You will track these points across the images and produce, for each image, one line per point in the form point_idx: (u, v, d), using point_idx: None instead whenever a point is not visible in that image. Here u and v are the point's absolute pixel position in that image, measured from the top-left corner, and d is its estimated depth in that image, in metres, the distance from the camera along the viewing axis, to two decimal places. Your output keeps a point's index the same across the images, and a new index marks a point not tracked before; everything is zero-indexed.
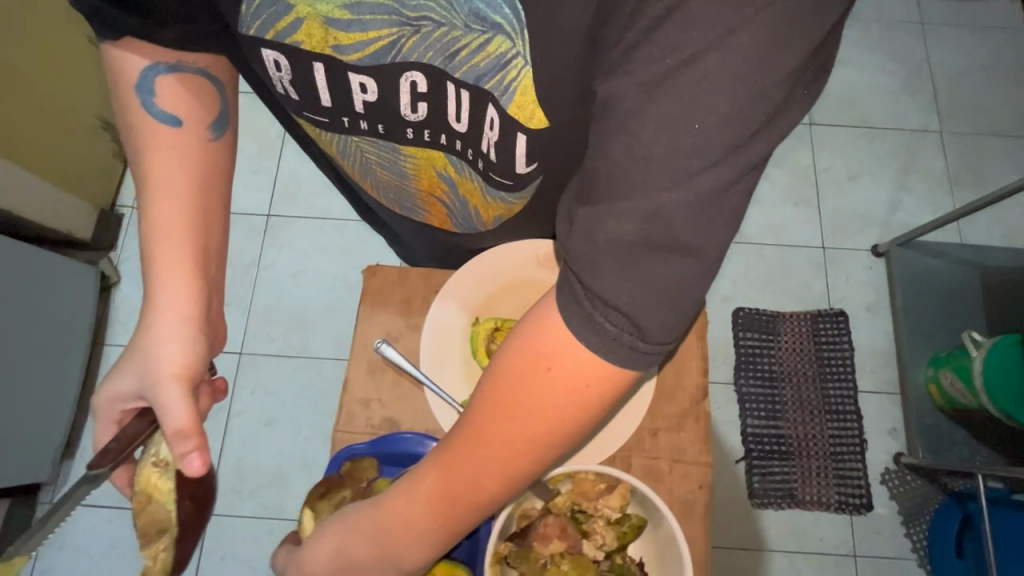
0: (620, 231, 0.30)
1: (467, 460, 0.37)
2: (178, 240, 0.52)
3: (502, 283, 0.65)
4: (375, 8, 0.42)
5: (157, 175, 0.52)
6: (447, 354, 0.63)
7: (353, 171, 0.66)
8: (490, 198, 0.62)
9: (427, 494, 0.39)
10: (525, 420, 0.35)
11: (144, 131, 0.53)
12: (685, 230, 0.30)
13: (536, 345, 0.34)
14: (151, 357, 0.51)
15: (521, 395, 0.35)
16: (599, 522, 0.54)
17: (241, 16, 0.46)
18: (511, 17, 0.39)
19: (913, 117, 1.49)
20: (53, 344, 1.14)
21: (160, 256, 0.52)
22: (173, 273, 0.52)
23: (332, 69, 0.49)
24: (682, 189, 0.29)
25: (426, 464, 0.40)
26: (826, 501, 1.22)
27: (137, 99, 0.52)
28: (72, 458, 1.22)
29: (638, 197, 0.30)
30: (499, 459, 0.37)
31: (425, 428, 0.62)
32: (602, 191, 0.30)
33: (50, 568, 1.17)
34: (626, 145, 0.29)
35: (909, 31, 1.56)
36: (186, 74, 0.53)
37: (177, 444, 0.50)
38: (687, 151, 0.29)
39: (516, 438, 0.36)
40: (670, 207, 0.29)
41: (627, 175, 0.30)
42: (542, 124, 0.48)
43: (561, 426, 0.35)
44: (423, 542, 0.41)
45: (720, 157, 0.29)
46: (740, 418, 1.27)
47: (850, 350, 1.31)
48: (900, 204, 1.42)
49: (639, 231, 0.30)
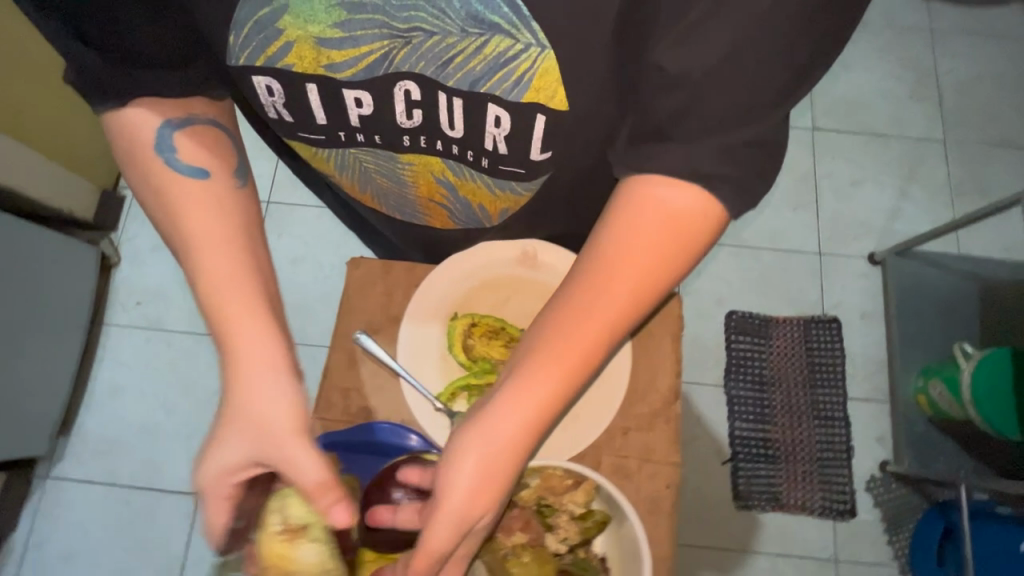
0: (689, 159, 0.40)
1: (548, 360, 0.43)
2: (231, 288, 0.47)
3: (482, 281, 0.67)
4: (366, 24, 0.41)
5: (193, 237, 0.48)
6: (425, 349, 0.64)
7: (350, 185, 0.63)
8: (496, 190, 0.59)
9: (516, 404, 0.43)
10: (635, 260, 0.43)
11: (170, 196, 0.49)
12: (723, 171, 0.40)
13: (635, 207, 0.43)
14: (255, 422, 0.45)
15: (587, 293, 0.43)
16: (563, 516, 0.55)
17: (229, 46, 0.44)
18: (509, 15, 0.40)
19: (918, 124, 1.48)
20: (52, 322, 1.15)
21: (218, 309, 0.47)
22: (234, 326, 0.47)
23: (325, 90, 0.47)
24: (718, 143, 0.39)
25: (539, 336, 0.45)
26: (811, 506, 1.23)
27: (158, 159, 0.49)
28: (68, 434, 1.24)
29: (702, 133, 0.39)
30: (612, 304, 0.43)
31: (400, 417, 0.63)
32: (652, 151, 0.41)
33: (43, 540, 1.19)
34: (674, 113, 0.39)
35: (920, 38, 1.54)
36: (199, 125, 0.51)
37: (320, 499, 0.44)
38: (722, 113, 0.38)
39: (587, 329, 0.43)
40: (707, 158, 0.39)
41: (668, 140, 0.40)
42: (562, 104, 0.47)
43: (661, 266, 0.43)
44: (547, 411, 0.43)
45: (751, 112, 0.38)
46: (728, 421, 1.28)
47: (841, 357, 1.32)
48: (900, 212, 1.42)
49: (684, 176, 0.40)
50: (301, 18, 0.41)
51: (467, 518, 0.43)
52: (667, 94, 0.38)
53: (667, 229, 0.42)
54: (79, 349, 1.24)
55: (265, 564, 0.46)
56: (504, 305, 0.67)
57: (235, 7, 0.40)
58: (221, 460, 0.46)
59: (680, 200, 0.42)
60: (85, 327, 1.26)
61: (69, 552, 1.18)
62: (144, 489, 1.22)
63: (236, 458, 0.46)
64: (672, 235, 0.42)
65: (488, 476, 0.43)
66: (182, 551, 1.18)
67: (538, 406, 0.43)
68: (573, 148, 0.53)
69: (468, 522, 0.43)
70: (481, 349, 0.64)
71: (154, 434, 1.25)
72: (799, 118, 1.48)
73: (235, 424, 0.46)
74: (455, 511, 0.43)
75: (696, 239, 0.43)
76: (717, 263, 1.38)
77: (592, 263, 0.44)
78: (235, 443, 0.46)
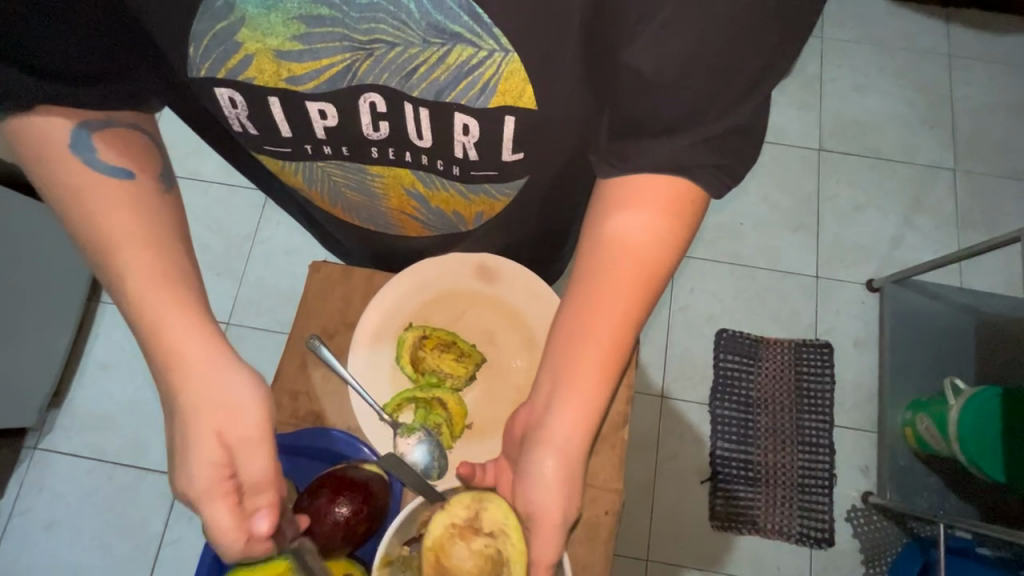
0: (675, 147, 0.43)
1: (590, 373, 0.47)
2: (167, 304, 0.47)
3: (438, 292, 0.67)
4: (326, 36, 0.41)
5: (123, 258, 0.46)
6: (376, 357, 0.65)
7: (322, 199, 0.63)
8: (470, 194, 0.58)
9: (573, 412, 0.47)
10: (640, 259, 0.47)
11: (99, 209, 0.47)
12: (702, 160, 0.43)
13: (630, 207, 0.46)
14: (196, 421, 0.46)
15: (603, 302, 0.47)
16: None
17: (188, 60, 0.44)
18: (471, 24, 0.39)
19: (928, 151, 1.45)
20: (48, 296, 1.17)
21: (167, 337, 0.47)
22: (175, 348, 0.47)
23: (289, 102, 0.47)
24: (696, 136, 0.42)
25: (563, 344, 0.49)
26: (788, 531, 1.21)
27: (75, 162, 0.46)
28: (58, 407, 1.26)
29: (684, 124, 0.42)
30: (626, 302, 0.47)
31: (345, 426, 0.65)
32: (634, 149, 0.44)
33: (27, 509, 1.21)
34: (650, 111, 0.41)
35: (936, 63, 1.51)
36: (121, 129, 0.48)
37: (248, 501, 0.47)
38: (696, 104, 0.41)
39: (619, 337, 0.47)
40: (687, 150, 0.43)
41: (651, 138, 0.43)
42: (532, 102, 0.46)
43: (661, 258, 0.47)
44: (589, 409, 0.47)
45: (722, 104, 0.41)
46: (710, 439, 1.27)
47: (830, 384, 1.30)
48: (902, 240, 1.39)
49: (664, 170, 0.44)
50: (258, 31, 0.41)
51: (564, 518, 0.48)
52: (640, 95, 0.41)
53: (658, 227, 0.46)
54: (73, 323, 1.26)
55: None
56: (460, 317, 0.67)
57: (193, 19, 0.40)
58: (198, 473, 0.45)
59: (657, 195, 0.45)
60: (80, 302, 1.27)
61: (50, 522, 1.21)
62: (128, 466, 1.24)
63: (217, 472, 0.46)
64: (663, 231, 0.46)
65: (569, 477, 0.48)
66: (159, 530, 1.20)
67: (588, 413, 0.47)
68: (552, 152, 0.54)
69: (566, 519, 0.48)
70: (431, 363, 0.64)
71: (141, 413, 1.27)
72: (806, 137, 1.46)
73: (200, 444, 0.46)
74: (556, 518, 0.47)
75: (685, 224, 0.47)
76: (711, 279, 1.37)
77: (600, 275, 0.47)
78: (206, 458, 0.45)
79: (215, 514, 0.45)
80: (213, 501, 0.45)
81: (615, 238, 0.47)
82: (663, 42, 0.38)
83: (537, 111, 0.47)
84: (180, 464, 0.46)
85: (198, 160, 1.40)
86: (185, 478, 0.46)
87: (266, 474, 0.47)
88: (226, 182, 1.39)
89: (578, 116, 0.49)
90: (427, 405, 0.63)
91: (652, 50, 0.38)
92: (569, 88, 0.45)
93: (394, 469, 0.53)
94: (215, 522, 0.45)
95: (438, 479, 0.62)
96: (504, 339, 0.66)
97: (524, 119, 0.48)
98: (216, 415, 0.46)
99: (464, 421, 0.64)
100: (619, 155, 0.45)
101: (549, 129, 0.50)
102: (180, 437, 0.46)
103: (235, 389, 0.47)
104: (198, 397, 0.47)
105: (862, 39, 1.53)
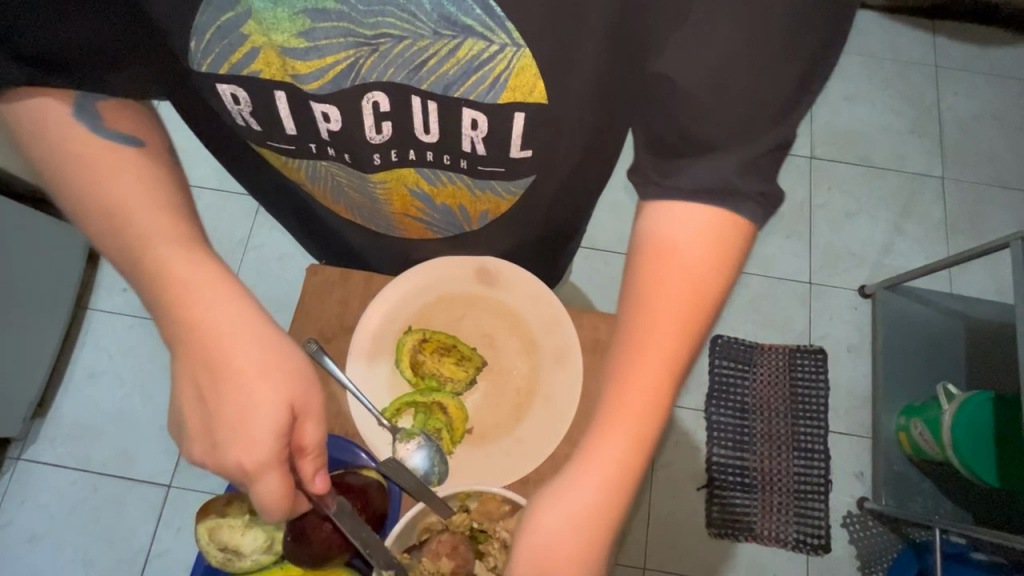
0: (721, 165, 0.37)
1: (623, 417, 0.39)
2: (200, 291, 0.42)
3: (438, 297, 0.67)
4: (330, 32, 0.40)
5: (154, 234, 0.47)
6: (377, 363, 0.64)
7: (324, 196, 0.62)
8: (476, 191, 0.58)
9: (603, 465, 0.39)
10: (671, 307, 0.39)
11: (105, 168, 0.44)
12: (749, 186, 0.37)
13: (672, 226, 0.39)
14: (220, 378, 0.41)
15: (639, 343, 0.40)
16: (495, 544, 0.54)
17: (190, 54, 0.43)
18: (483, 18, 0.39)
19: (916, 159, 1.47)
20: (35, 303, 1.15)
21: (207, 309, 0.42)
22: (209, 329, 0.41)
23: (295, 97, 0.46)
24: (744, 157, 0.37)
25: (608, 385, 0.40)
26: (784, 538, 1.21)
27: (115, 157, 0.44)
28: (44, 415, 1.23)
29: (742, 147, 0.37)
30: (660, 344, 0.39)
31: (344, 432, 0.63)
32: (679, 168, 0.38)
33: (8, 521, 1.18)
34: (692, 124, 0.37)
35: (923, 73, 1.54)
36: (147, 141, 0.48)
37: (310, 464, 0.45)
38: (746, 119, 0.36)
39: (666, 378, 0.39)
40: (737, 172, 0.37)
41: (694, 158, 0.38)
42: (543, 96, 0.46)
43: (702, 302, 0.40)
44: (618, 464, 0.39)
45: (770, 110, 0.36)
46: (706, 446, 1.27)
47: (824, 391, 1.30)
48: (893, 246, 1.41)
49: (715, 199, 0.38)
50: (264, 24, 0.40)
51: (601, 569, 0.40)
52: (680, 110, 0.37)
53: (705, 255, 0.39)
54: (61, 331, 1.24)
55: (223, 549, 0.54)
56: (459, 321, 0.67)
57: (196, 12, 0.40)
58: (262, 442, 0.41)
59: (697, 224, 0.39)
60: (68, 310, 1.25)
61: (34, 535, 1.17)
62: (113, 477, 1.21)
63: (279, 440, 0.41)
64: (716, 261, 0.40)
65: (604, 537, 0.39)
66: (148, 540, 1.18)
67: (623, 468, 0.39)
68: (562, 151, 0.53)
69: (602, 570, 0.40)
70: (430, 366, 0.64)
71: (127, 422, 1.24)
72: (797, 146, 1.48)
73: (260, 409, 0.41)
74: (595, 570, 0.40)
75: (734, 253, 0.40)
76: None
77: (644, 318, 0.40)
78: (266, 426, 0.41)
79: (274, 482, 0.42)
80: (275, 470, 0.42)
81: (664, 275, 0.40)
82: (700, 49, 0.35)
83: (547, 107, 0.47)
84: (229, 436, 0.41)
85: (190, 166, 1.38)
86: (239, 450, 0.41)
87: (322, 440, 0.45)
88: (217, 187, 1.37)
89: (587, 119, 0.49)
90: (427, 410, 0.63)
91: (688, 59, 0.35)
92: (581, 83, 0.45)
93: (396, 474, 0.55)
94: (276, 491, 0.42)
95: (437, 484, 0.61)
96: (504, 343, 0.66)
97: (534, 116, 0.48)
98: (278, 388, 0.42)
99: (465, 425, 0.63)
100: (663, 174, 0.39)
101: (556, 128, 0.50)
102: (236, 404, 0.41)
103: (285, 360, 0.43)
104: (259, 363, 0.42)
105: (849, 50, 1.56)
